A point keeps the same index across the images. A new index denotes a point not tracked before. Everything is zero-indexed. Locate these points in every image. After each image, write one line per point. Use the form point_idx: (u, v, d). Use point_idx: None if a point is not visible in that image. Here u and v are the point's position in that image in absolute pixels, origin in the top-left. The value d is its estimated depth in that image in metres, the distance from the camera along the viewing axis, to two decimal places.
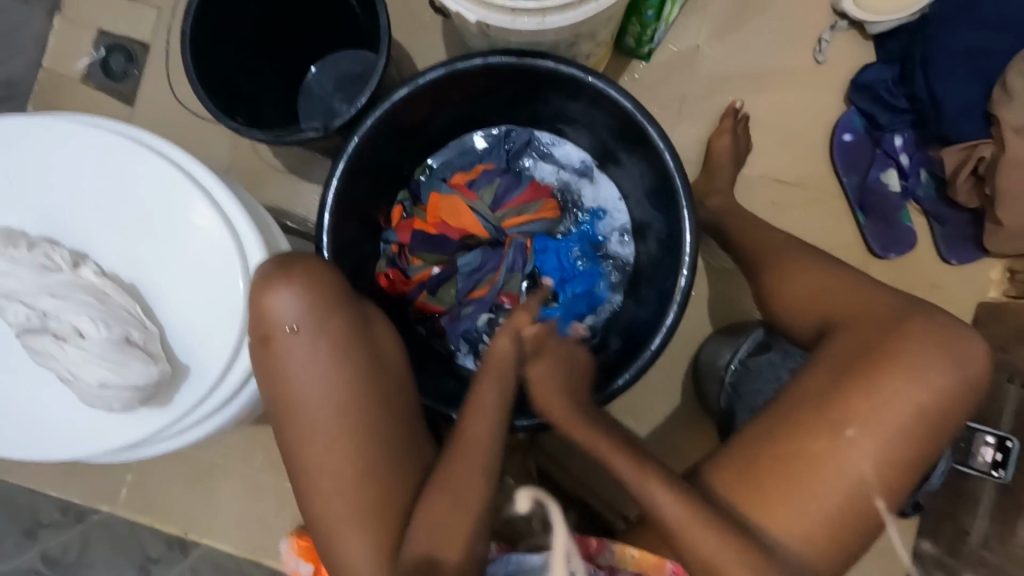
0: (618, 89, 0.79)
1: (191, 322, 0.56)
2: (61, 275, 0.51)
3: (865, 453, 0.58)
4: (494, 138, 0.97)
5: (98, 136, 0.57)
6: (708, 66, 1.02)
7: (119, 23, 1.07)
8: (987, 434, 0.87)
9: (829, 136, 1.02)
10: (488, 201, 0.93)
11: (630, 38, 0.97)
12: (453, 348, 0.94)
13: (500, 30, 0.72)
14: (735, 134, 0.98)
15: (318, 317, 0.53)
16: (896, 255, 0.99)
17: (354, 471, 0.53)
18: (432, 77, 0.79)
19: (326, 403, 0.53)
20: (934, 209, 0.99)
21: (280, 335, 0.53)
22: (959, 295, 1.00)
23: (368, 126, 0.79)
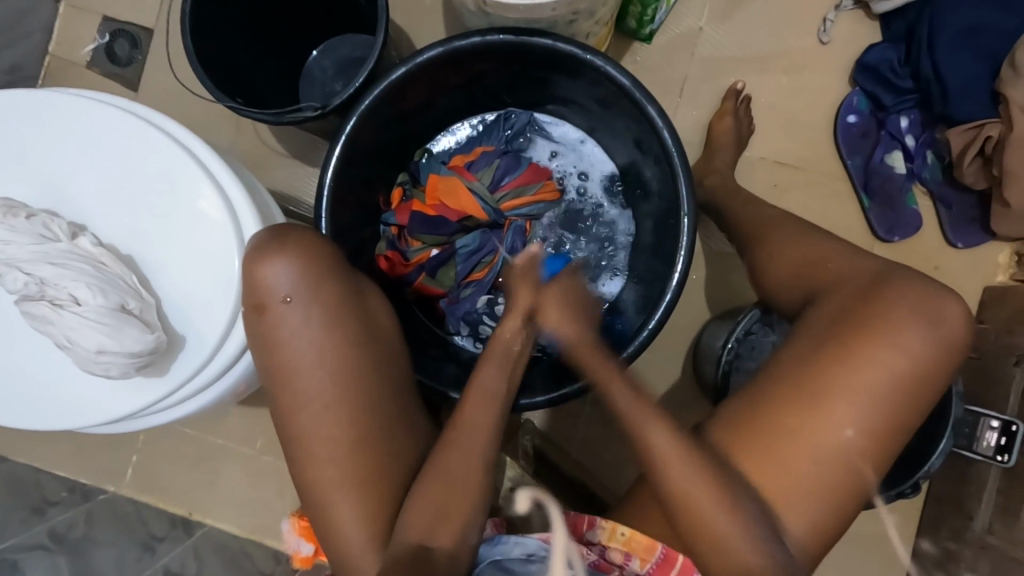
0: (617, 67, 0.78)
1: (188, 293, 0.56)
2: (60, 244, 0.52)
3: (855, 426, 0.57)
4: (494, 120, 0.97)
5: (97, 110, 0.58)
6: (710, 48, 1.01)
7: (123, 9, 1.08)
8: (993, 418, 0.84)
9: (832, 118, 1.01)
10: (487, 183, 0.93)
11: (631, 20, 0.96)
12: (453, 330, 0.94)
13: (498, 7, 0.71)
14: (737, 116, 0.97)
15: (311, 286, 0.53)
16: (900, 238, 0.98)
17: (346, 442, 0.54)
18: (431, 56, 0.78)
19: (317, 372, 0.53)
20: (940, 191, 0.97)
21: (274, 303, 0.53)
22: (965, 279, 0.99)
23: (367, 106, 0.79)
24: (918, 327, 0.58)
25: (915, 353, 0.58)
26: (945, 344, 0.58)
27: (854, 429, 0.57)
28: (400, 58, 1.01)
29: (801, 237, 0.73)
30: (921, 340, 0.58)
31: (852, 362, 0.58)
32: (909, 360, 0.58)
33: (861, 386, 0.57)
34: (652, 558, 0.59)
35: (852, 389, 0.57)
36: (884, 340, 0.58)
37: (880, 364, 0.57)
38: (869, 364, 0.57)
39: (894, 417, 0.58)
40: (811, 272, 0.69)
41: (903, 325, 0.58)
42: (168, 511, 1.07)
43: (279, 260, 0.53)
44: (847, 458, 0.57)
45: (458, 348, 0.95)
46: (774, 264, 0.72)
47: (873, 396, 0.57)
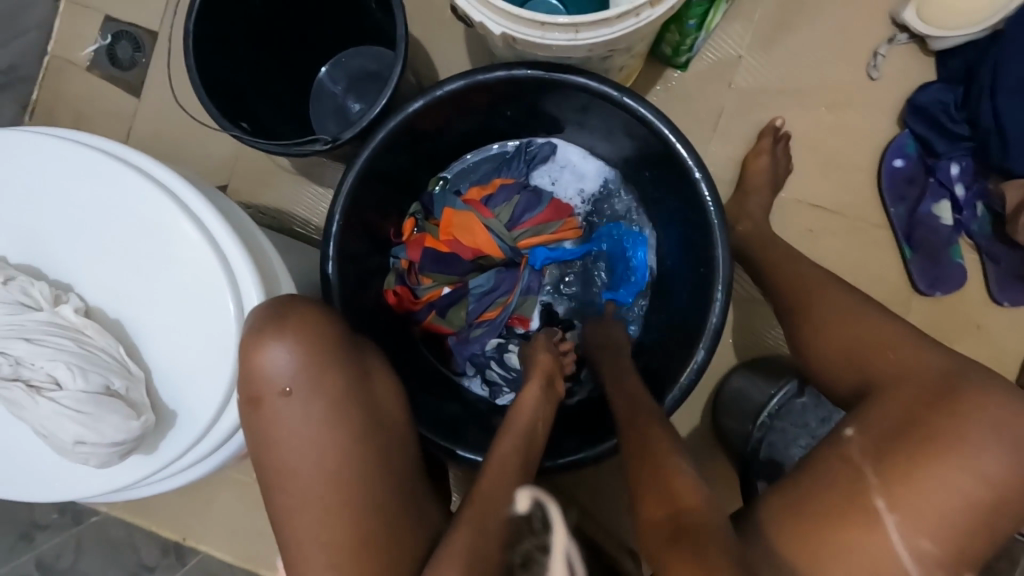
0: (652, 109, 0.72)
1: (179, 363, 0.52)
2: (39, 314, 0.47)
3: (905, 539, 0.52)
4: (514, 149, 0.91)
5: (82, 156, 0.52)
6: (750, 78, 0.94)
7: (126, 9, 1.02)
8: None
9: (877, 159, 0.94)
10: (505, 219, 0.87)
11: (666, 47, 0.89)
12: (460, 370, 0.89)
13: (528, 44, 0.64)
14: (775, 155, 0.91)
15: (315, 374, 0.48)
16: (941, 293, 0.92)
17: (348, 546, 0.48)
18: (451, 89, 0.73)
19: (318, 472, 0.48)
20: (988, 245, 0.91)
21: (273, 393, 0.48)
22: (1009, 339, 0.93)
23: (381, 139, 0.74)
24: (979, 433, 0.53)
25: (976, 463, 0.52)
26: (1013, 455, 0.53)
27: (908, 541, 0.52)
28: (417, 78, 0.95)
29: (847, 307, 0.67)
30: (980, 447, 0.53)
31: (907, 470, 0.53)
32: (968, 469, 0.52)
33: (917, 497, 0.52)
34: None
35: (909, 498, 0.52)
36: (939, 448, 0.53)
37: (935, 472, 0.52)
38: (926, 472, 0.53)
39: (955, 533, 0.52)
40: (855, 348, 0.64)
41: (960, 430, 0.53)
42: (161, 535, 1.04)
43: (280, 346, 0.48)
44: (893, 571, 0.53)
45: (465, 389, 0.90)
46: (817, 335, 0.67)
47: (930, 508, 0.52)
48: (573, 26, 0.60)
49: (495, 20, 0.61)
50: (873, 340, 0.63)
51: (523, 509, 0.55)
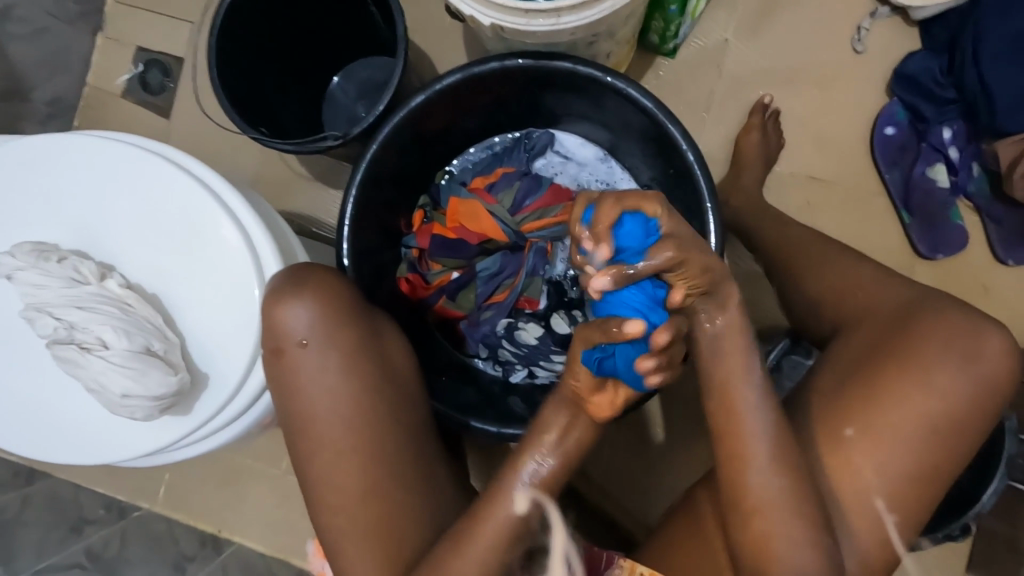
0: (639, 89, 0.76)
1: (210, 333, 0.57)
2: (88, 287, 0.53)
3: (889, 467, 0.55)
4: (515, 140, 0.96)
5: (121, 150, 0.59)
6: (738, 60, 0.98)
7: (155, 39, 1.12)
8: None
9: (869, 129, 0.96)
10: (508, 205, 0.91)
11: (654, 35, 0.94)
12: (473, 352, 0.93)
13: (516, 32, 0.69)
14: (765, 131, 0.94)
15: (330, 332, 0.53)
16: (944, 256, 0.93)
17: (363, 484, 0.53)
18: (449, 83, 0.78)
19: (333, 416, 0.53)
20: (987, 206, 0.92)
21: (292, 346, 0.53)
22: (1017, 298, 0.93)
23: (387, 133, 0.79)
24: (965, 372, 0.55)
25: (959, 402, 0.55)
26: (994, 387, 0.55)
27: (900, 474, 0.55)
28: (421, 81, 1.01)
29: (842, 261, 0.69)
30: (956, 382, 0.55)
31: (882, 401, 0.55)
32: (947, 404, 0.55)
33: (902, 430, 0.55)
34: None
35: (899, 434, 0.55)
36: (926, 389, 0.55)
37: (921, 407, 0.55)
38: (904, 406, 0.55)
39: (931, 456, 0.55)
40: (841, 295, 0.66)
41: (933, 365, 0.55)
42: (197, 530, 1.08)
43: (298, 305, 0.53)
44: (886, 510, 0.55)
45: (478, 370, 0.94)
46: (812, 293, 0.69)
47: (923, 444, 0.55)
48: (556, 11, 0.65)
49: (485, 12, 0.67)
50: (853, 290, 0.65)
51: (523, 510, 0.52)
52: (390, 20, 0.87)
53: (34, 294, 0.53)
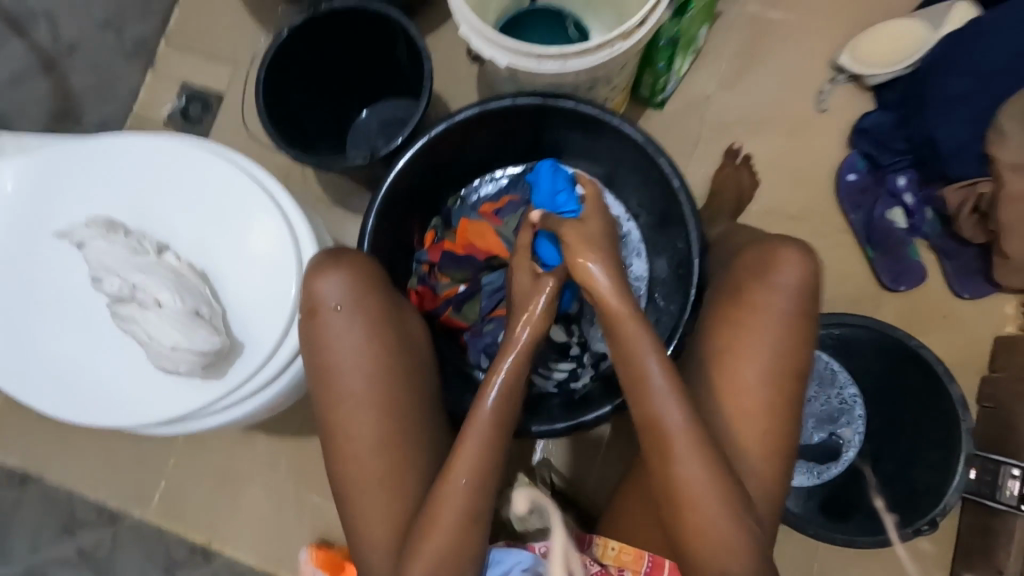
0: (632, 125, 0.87)
1: (244, 305, 0.64)
2: (149, 257, 0.61)
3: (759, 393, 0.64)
4: (521, 171, 1.07)
5: (185, 146, 0.68)
6: (717, 113, 1.12)
7: (200, 76, 1.25)
8: (1014, 466, 0.87)
9: (834, 175, 1.09)
10: (514, 227, 1.00)
11: (644, 89, 1.08)
12: (474, 362, 0.99)
13: (527, 74, 0.82)
14: (738, 172, 1.07)
15: (358, 299, 0.60)
16: (906, 288, 1.03)
17: (379, 442, 0.59)
18: (466, 115, 0.90)
19: (356, 378, 0.59)
20: (943, 244, 1.02)
21: (325, 308, 0.60)
22: (975, 326, 1.02)
23: (408, 157, 0.90)
24: (783, 292, 0.66)
25: (783, 314, 0.66)
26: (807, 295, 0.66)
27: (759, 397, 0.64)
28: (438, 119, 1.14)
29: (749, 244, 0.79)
30: (775, 304, 0.66)
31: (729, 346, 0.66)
32: (775, 322, 0.65)
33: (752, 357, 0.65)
34: (642, 569, 0.64)
35: (748, 367, 0.65)
36: (759, 316, 0.65)
37: (759, 333, 0.65)
38: (744, 335, 0.66)
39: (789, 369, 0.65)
40: None
41: (762, 295, 0.66)
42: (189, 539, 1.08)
43: (333, 274, 0.60)
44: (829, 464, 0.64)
45: (479, 379, 1.00)
46: None
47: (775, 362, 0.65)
48: (562, 56, 0.78)
49: (503, 54, 0.79)
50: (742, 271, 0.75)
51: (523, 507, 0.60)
52: (415, 65, 1.00)
53: (101, 259, 0.60)
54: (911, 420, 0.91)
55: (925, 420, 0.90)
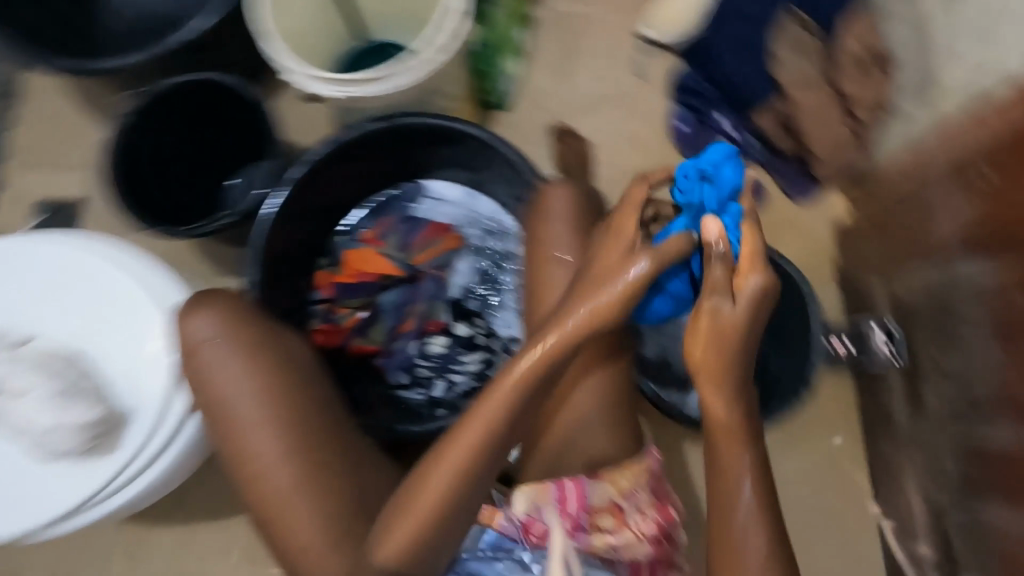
0: (469, 126, 0.98)
1: (138, 397, 0.81)
2: (27, 357, 0.76)
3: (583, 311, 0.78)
4: (390, 196, 1.11)
5: (62, 252, 0.82)
6: (554, 101, 1.24)
7: (45, 188, 1.21)
8: (879, 331, 1.00)
9: (666, 129, 1.23)
10: (396, 245, 1.08)
11: (484, 94, 1.20)
12: (395, 381, 1.02)
13: (360, 102, 0.89)
14: (568, 142, 1.18)
15: (225, 331, 0.62)
16: (752, 206, 1.16)
17: (284, 458, 0.60)
18: (318, 154, 0.95)
19: (247, 405, 0.60)
20: (769, 161, 1.15)
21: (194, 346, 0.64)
22: (816, 222, 1.17)
23: (273, 204, 0.93)
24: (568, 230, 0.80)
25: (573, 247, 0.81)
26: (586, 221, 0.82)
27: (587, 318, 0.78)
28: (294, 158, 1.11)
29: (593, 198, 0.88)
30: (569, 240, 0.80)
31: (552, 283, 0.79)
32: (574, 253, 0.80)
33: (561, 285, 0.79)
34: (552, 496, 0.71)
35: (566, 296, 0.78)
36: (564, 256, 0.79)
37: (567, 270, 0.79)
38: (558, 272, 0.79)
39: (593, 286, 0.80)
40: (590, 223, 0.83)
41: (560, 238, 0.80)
42: None
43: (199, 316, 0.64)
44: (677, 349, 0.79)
45: (405, 398, 1.01)
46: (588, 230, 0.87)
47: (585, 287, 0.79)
48: (384, 79, 0.87)
49: (332, 91, 0.87)
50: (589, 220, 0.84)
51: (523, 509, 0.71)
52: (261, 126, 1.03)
53: None
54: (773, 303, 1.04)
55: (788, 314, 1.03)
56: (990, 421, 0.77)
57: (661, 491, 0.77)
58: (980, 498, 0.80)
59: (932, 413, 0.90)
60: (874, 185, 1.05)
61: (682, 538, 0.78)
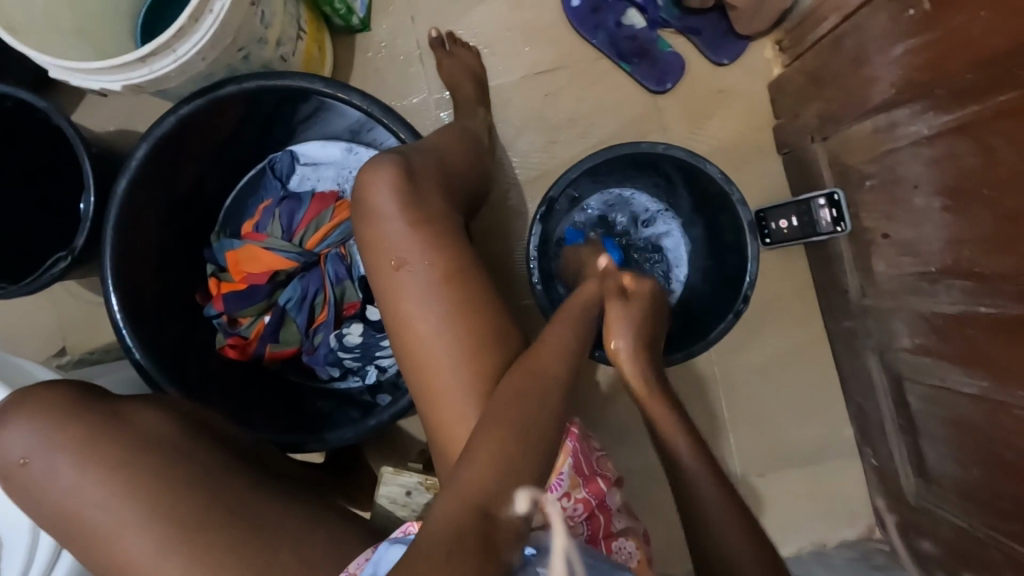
0: (305, 77, 0.79)
1: (4, 516, 0.65)
2: None
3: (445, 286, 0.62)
4: (260, 174, 0.97)
5: None
6: (423, 5, 1.02)
7: None
8: (819, 197, 0.88)
9: (561, 8, 1.02)
10: (280, 234, 0.93)
11: (337, 20, 0.97)
12: (327, 376, 0.95)
13: (155, 83, 0.72)
14: (454, 58, 0.98)
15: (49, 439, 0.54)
16: (673, 83, 1.00)
17: (155, 545, 0.52)
18: (141, 156, 0.79)
19: (101, 504, 0.53)
20: (683, 24, 0.99)
21: (15, 467, 0.55)
22: (748, 84, 1.01)
23: (110, 231, 0.79)
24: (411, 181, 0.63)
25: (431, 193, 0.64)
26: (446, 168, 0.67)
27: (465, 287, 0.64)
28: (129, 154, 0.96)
29: (461, 140, 0.75)
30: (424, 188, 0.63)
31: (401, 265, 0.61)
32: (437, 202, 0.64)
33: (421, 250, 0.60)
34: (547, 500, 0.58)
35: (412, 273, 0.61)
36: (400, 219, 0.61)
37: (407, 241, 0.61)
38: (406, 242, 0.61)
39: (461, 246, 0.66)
40: (464, 173, 0.71)
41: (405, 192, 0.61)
42: None
43: (12, 428, 0.55)
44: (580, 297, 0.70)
45: (342, 387, 0.96)
46: (473, 176, 0.73)
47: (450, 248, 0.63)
48: (168, 48, 0.68)
49: (112, 80, 0.69)
50: (466, 169, 0.71)
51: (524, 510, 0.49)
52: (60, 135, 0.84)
53: None
54: (700, 197, 0.90)
55: (713, 205, 0.88)
56: (948, 285, 0.71)
57: (588, 468, 0.64)
58: (941, 363, 0.75)
59: (885, 283, 0.83)
60: (804, 28, 0.89)
61: (623, 528, 0.65)
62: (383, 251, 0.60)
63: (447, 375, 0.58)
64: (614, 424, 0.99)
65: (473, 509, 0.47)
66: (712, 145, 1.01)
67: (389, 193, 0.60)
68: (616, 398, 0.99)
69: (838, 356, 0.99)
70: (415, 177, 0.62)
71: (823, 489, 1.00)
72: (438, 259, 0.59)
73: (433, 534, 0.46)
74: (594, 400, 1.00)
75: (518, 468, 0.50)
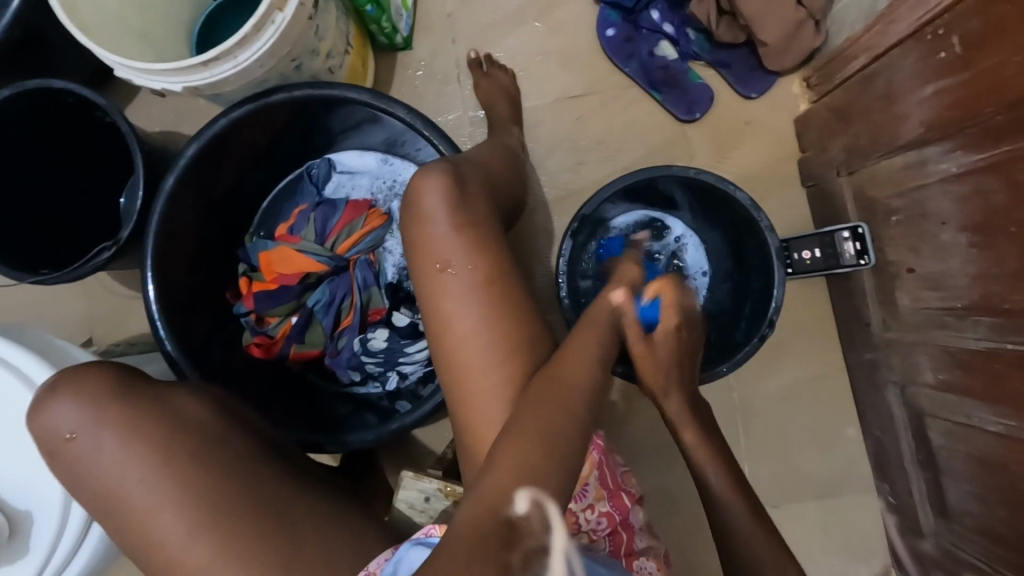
0: (352, 88, 0.83)
1: (34, 493, 0.67)
2: None
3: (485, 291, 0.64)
4: (298, 180, 1.01)
5: None
6: (464, 28, 1.07)
7: None
8: (843, 229, 0.88)
9: (596, 37, 1.06)
10: (313, 237, 0.95)
11: (381, 38, 1.02)
12: (348, 380, 0.96)
13: (213, 86, 0.75)
14: (491, 78, 1.02)
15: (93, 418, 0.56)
16: (702, 113, 1.03)
17: (186, 528, 0.53)
18: (191, 154, 0.82)
19: (136, 484, 0.54)
20: (714, 57, 1.02)
21: (61, 442, 0.56)
22: (775, 117, 1.03)
23: (155, 224, 0.82)
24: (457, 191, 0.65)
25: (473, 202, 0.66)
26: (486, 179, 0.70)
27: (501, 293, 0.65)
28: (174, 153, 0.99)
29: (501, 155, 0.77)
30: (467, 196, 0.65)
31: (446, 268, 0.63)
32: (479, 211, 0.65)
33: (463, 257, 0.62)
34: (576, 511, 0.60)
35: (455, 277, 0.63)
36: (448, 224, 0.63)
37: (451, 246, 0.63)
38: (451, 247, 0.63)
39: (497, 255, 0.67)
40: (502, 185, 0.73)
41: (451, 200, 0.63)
42: None
43: (59, 403, 0.56)
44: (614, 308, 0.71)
45: (362, 393, 0.97)
46: (509, 189, 0.76)
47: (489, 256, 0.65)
48: (230, 53, 0.72)
49: (173, 80, 0.72)
50: (504, 182, 0.73)
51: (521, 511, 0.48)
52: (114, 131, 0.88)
53: None
54: (727, 223, 0.92)
55: (740, 231, 0.89)
56: (974, 320, 0.72)
57: (613, 482, 0.64)
58: (966, 398, 0.75)
59: (909, 317, 0.83)
60: (834, 66, 0.92)
61: (645, 547, 0.65)
62: (427, 254, 0.62)
63: (483, 378, 0.59)
64: (629, 445, 0.99)
65: (502, 508, 0.48)
66: (738, 174, 1.03)
67: (437, 200, 0.62)
68: (634, 418, 0.99)
69: (858, 390, 0.98)
70: (460, 185, 0.64)
71: (838, 523, 0.98)
72: (478, 264, 0.61)
73: (465, 535, 0.46)
74: (610, 419, 1.00)
75: (547, 473, 0.50)
